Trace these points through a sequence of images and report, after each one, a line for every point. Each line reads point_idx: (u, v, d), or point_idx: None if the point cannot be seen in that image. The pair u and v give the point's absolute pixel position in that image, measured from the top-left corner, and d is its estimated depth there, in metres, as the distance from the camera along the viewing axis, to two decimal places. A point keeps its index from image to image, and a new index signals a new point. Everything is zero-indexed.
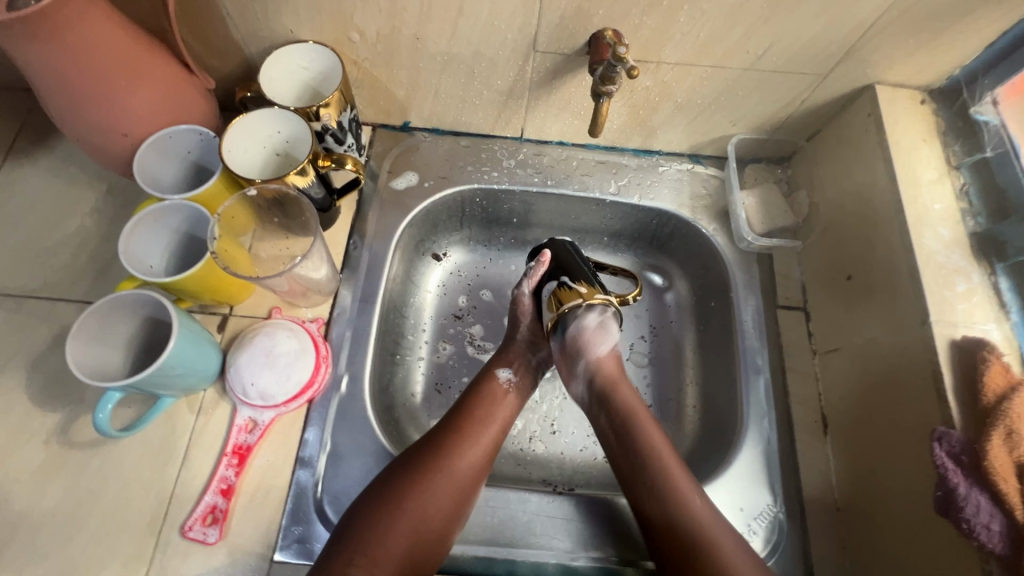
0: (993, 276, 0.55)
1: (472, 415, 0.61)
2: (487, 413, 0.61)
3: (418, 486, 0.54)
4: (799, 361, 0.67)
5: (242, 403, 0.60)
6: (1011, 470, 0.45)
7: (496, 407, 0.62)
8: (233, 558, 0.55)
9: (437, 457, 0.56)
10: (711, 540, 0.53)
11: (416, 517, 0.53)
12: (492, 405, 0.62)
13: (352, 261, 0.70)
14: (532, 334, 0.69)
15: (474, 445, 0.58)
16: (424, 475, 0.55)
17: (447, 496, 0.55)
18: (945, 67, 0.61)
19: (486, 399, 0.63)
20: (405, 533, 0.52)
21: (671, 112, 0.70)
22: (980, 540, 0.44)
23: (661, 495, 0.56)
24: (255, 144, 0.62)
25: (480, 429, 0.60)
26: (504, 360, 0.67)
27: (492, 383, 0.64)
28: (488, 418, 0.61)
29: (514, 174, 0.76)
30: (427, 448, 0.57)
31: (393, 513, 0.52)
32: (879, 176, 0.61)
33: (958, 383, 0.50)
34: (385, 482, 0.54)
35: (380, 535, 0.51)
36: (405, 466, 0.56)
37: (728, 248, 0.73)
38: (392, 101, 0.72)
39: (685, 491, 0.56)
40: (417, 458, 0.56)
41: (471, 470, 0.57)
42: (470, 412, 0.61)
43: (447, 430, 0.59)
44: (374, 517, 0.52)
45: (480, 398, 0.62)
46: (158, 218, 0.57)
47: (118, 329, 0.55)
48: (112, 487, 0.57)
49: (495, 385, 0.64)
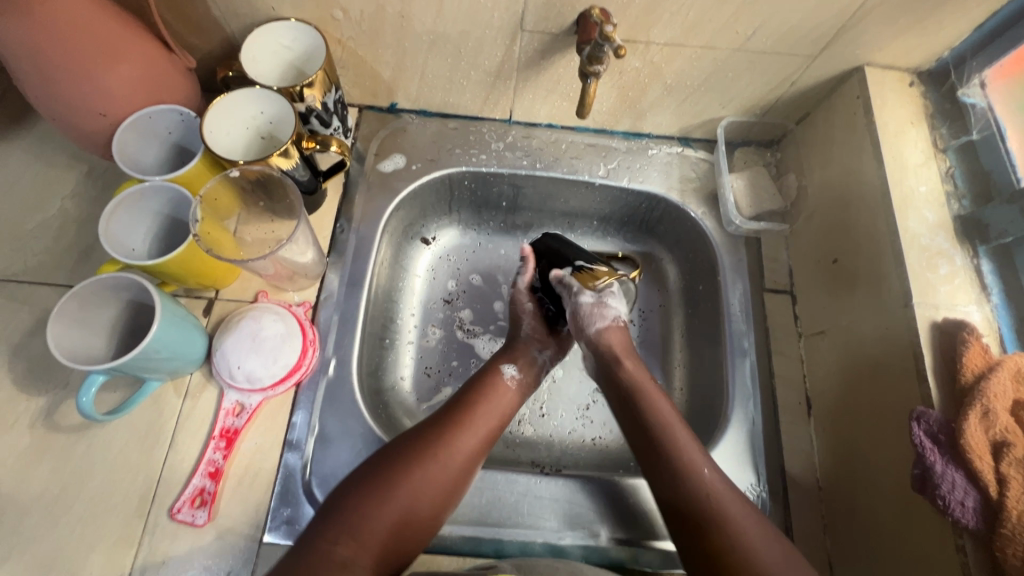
0: (975, 259, 0.56)
1: (472, 406, 0.59)
2: (488, 406, 0.59)
3: (412, 472, 0.52)
4: (785, 343, 0.68)
5: (229, 387, 0.60)
6: (986, 448, 0.46)
7: (497, 399, 0.60)
8: (223, 539, 0.55)
9: (435, 446, 0.54)
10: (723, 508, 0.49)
11: (407, 503, 0.51)
12: (493, 398, 0.60)
13: (339, 244, 0.70)
14: (535, 332, 0.67)
15: (473, 437, 0.56)
16: (418, 461, 0.53)
17: (441, 485, 0.53)
18: (934, 49, 0.61)
19: (489, 392, 0.61)
20: (393, 517, 0.50)
21: (661, 94, 0.69)
22: (954, 516, 0.45)
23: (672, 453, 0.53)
24: (238, 126, 0.61)
25: (480, 420, 0.58)
26: (508, 357, 0.65)
27: (496, 377, 0.62)
28: (489, 411, 0.59)
29: (502, 157, 0.76)
30: (424, 435, 0.55)
31: (382, 496, 0.50)
32: (866, 158, 0.61)
33: (938, 363, 0.51)
34: (377, 466, 0.52)
35: (366, 516, 0.49)
36: (398, 450, 0.54)
37: (717, 231, 0.73)
38: (378, 81, 0.71)
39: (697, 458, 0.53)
40: (411, 444, 0.54)
41: (466, 461, 0.55)
42: (469, 402, 0.59)
43: (446, 419, 0.57)
44: (363, 498, 0.50)
45: (482, 389, 0.61)
46: (139, 200, 0.56)
47: (101, 312, 0.54)
48: (99, 471, 0.57)
49: (498, 379, 0.62)
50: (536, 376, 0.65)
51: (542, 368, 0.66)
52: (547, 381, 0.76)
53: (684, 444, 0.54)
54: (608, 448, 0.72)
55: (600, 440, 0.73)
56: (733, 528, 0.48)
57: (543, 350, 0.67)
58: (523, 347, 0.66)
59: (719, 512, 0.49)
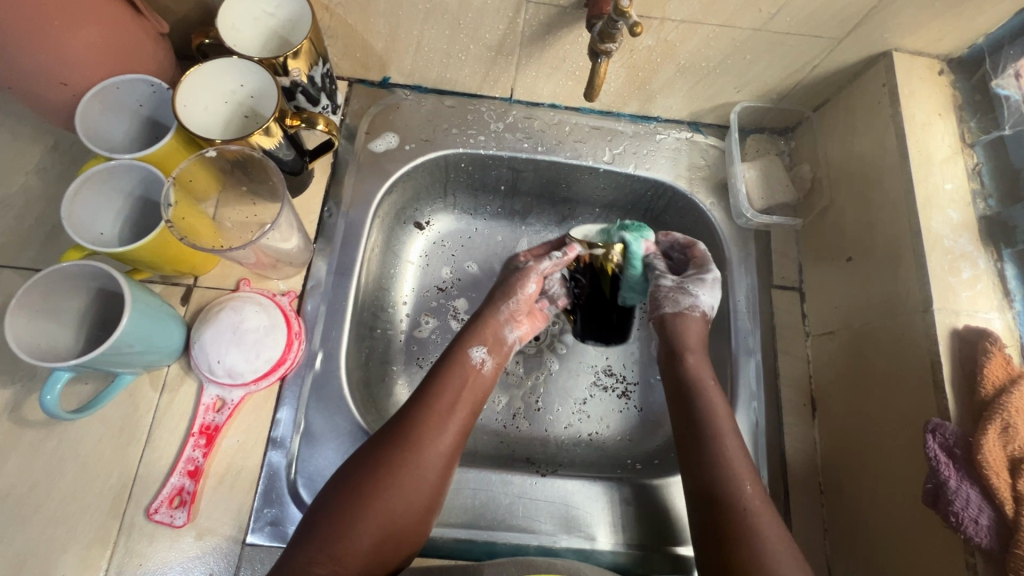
0: (999, 262, 0.53)
1: (441, 398, 0.54)
2: (457, 396, 0.55)
3: (382, 482, 0.49)
4: (792, 343, 0.65)
5: (209, 381, 0.56)
6: (1005, 464, 0.44)
7: (468, 389, 0.56)
8: (203, 541, 0.53)
9: (402, 448, 0.51)
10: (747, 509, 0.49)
11: (383, 514, 0.48)
12: (463, 388, 0.56)
13: (327, 229, 0.66)
14: (516, 310, 0.63)
15: (442, 430, 0.53)
16: (389, 466, 0.50)
17: (415, 490, 0.50)
18: (969, 34, 0.57)
19: (459, 381, 0.56)
20: (371, 532, 0.47)
21: (673, 75, 0.65)
22: (968, 533, 0.44)
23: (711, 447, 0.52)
24: (216, 99, 0.56)
25: (448, 413, 0.54)
26: (477, 337, 0.60)
27: (464, 363, 0.58)
28: (458, 401, 0.55)
29: (502, 139, 0.71)
30: (390, 437, 0.52)
31: (357, 511, 0.47)
32: (889, 152, 0.58)
33: (957, 374, 0.48)
34: (346, 481, 0.49)
35: (344, 533, 0.46)
36: (369, 458, 0.50)
37: (725, 223, 0.70)
38: (369, 53, 0.65)
39: (736, 459, 0.52)
40: (379, 451, 0.51)
41: (439, 460, 0.52)
42: (437, 392, 0.55)
43: (414, 417, 0.53)
44: (338, 515, 0.47)
45: (449, 374, 0.56)
46: (106, 180, 0.51)
47: (67, 302, 0.50)
48: (70, 468, 0.54)
49: (466, 364, 0.58)
50: (505, 355, 0.61)
51: (512, 347, 0.62)
52: (542, 374, 0.73)
53: (727, 442, 0.53)
54: (604, 444, 0.70)
55: (597, 436, 0.70)
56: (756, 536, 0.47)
57: (514, 327, 0.63)
58: (498, 325, 0.61)
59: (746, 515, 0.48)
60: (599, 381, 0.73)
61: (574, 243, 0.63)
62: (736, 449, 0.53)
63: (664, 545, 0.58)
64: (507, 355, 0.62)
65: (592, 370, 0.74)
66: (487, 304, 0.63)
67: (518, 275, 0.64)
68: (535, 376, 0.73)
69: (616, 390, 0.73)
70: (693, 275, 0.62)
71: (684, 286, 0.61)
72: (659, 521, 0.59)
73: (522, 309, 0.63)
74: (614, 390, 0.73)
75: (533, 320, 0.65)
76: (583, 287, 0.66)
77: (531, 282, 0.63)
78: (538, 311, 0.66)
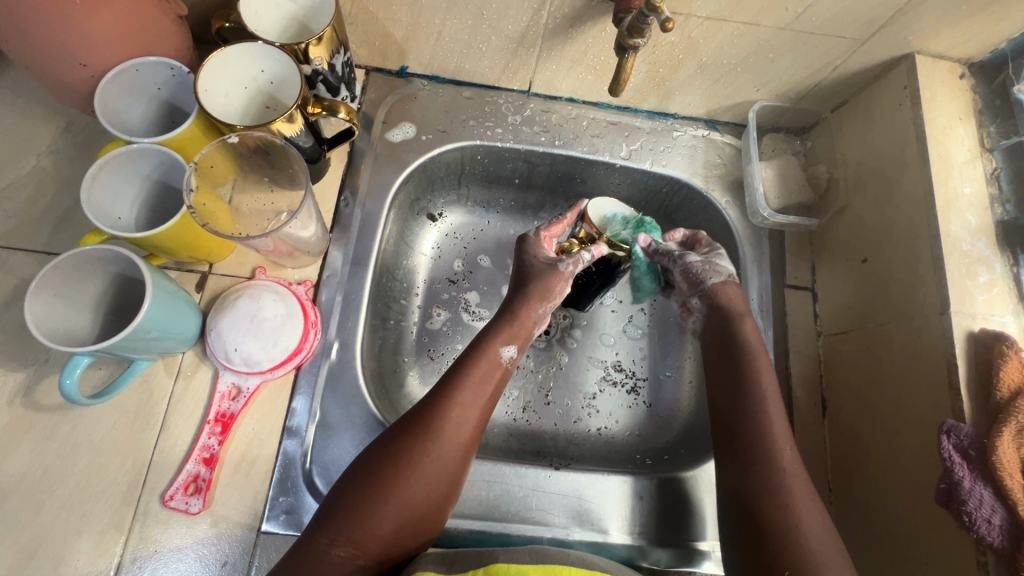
0: (1015, 267, 0.53)
1: (461, 390, 0.54)
2: (479, 389, 0.55)
3: (403, 470, 0.49)
4: (804, 343, 0.66)
5: (225, 369, 0.56)
6: (1017, 465, 0.45)
7: (489, 382, 0.56)
8: (218, 528, 0.53)
9: (422, 439, 0.50)
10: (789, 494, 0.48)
11: (402, 502, 0.48)
12: (487, 381, 0.56)
13: (343, 219, 0.65)
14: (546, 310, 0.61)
15: (462, 422, 0.53)
16: (409, 456, 0.50)
17: (434, 480, 0.50)
18: (991, 39, 0.57)
19: (484, 374, 0.56)
20: (390, 518, 0.47)
21: (693, 72, 0.65)
22: (980, 533, 0.44)
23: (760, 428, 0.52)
24: (236, 85, 0.56)
25: (467, 406, 0.53)
26: (508, 334, 0.58)
27: (491, 356, 0.57)
28: (481, 393, 0.55)
29: (519, 132, 0.71)
30: (412, 426, 0.51)
31: (377, 498, 0.47)
32: (909, 154, 0.58)
33: (972, 376, 0.49)
34: (367, 469, 0.49)
35: (364, 518, 0.47)
36: (391, 447, 0.50)
37: (740, 222, 0.70)
38: (389, 42, 0.65)
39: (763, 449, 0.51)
40: (398, 440, 0.51)
41: (458, 452, 0.52)
42: (459, 384, 0.54)
43: (434, 409, 0.52)
44: (357, 500, 0.47)
45: (473, 367, 0.56)
46: (125, 163, 0.51)
47: (84, 286, 0.50)
48: (84, 453, 0.53)
49: (494, 359, 0.57)
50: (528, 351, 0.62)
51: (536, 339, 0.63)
52: (553, 368, 0.73)
53: (753, 432, 0.52)
54: (614, 438, 0.70)
55: (606, 431, 0.71)
56: (789, 517, 0.47)
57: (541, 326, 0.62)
58: (529, 322, 0.60)
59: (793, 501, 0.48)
60: (609, 376, 0.74)
61: (599, 244, 0.61)
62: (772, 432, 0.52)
63: (672, 539, 0.58)
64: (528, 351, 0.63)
65: (602, 365, 0.74)
66: (519, 297, 0.60)
67: (553, 279, 0.60)
68: (546, 369, 0.73)
69: (625, 385, 0.73)
70: (708, 250, 0.63)
71: (712, 260, 0.62)
72: (674, 515, 0.59)
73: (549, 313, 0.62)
74: (624, 385, 0.73)
75: None
76: (588, 275, 0.65)
77: (566, 285, 0.61)
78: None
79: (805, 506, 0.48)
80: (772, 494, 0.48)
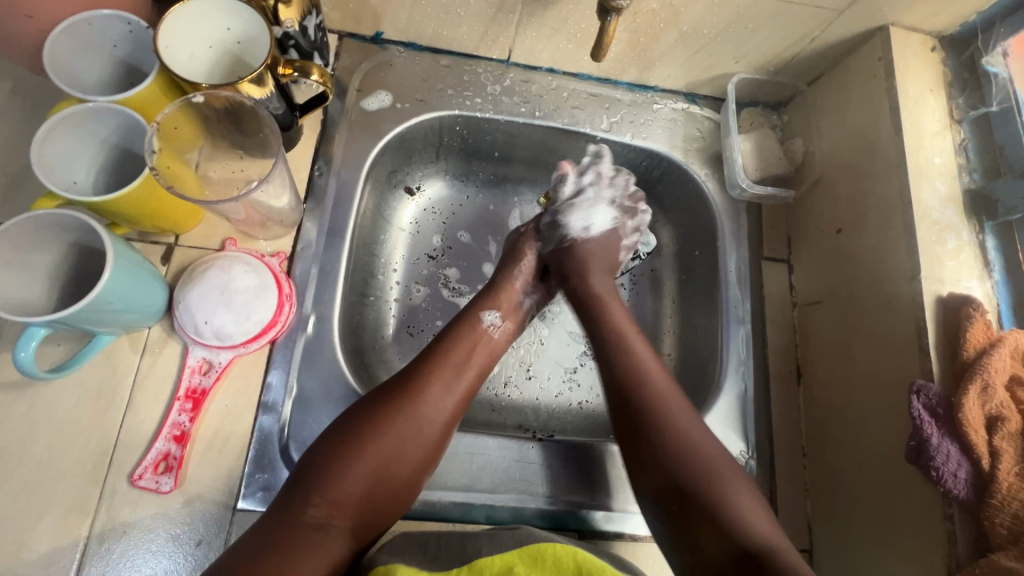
0: (981, 235, 0.55)
1: (446, 359, 0.55)
2: (465, 357, 0.56)
3: (380, 430, 0.49)
4: (780, 313, 0.67)
5: (194, 343, 0.53)
6: (981, 421, 0.47)
7: (475, 350, 0.57)
8: (192, 508, 0.51)
9: (402, 402, 0.51)
10: (721, 490, 0.48)
11: (377, 462, 0.49)
12: (472, 349, 0.57)
13: (318, 189, 0.63)
14: (528, 277, 0.65)
15: (445, 390, 0.54)
16: (387, 418, 0.50)
17: (411, 443, 0.50)
18: (962, 11, 0.58)
19: (468, 341, 0.57)
20: (365, 476, 0.48)
21: (674, 43, 0.64)
22: (946, 486, 0.46)
23: (680, 452, 0.51)
24: (199, 44, 0.52)
25: (455, 373, 0.55)
26: (491, 302, 0.61)
27: (476, 326, 0.59)
28: (465, 363, 0.56)
29: (499, 102, 0.70)
30: (395, 389, 0.52)
31: (352, 456, 0.48)
32: (883, 124, 0.59)
33: (940, 338, 0.51)
34: (345, 428, 0.50)
35: (338, 477, 0.47)
36: (369, 409, 0.51)
37: (719, 195, 0.71)
38: (363, 5, 0.62)
39: (690, 445, 0.51)
40: (378, 403, 0.51)
41: (440, 418, 0.52)
42: (444, 352, 0.56)
43: (415, 374, 0.54)
44: (333, 460, 0.48)
45: (457, 338, 0.57)
46: (81, 123, 0.47)
47: (38, 254, 0.47)
48: (44, 433, 0.51)
49: (477, 327, 0.59)
50: (518, 321, 0.63)
51: (527, 313, 0.65)
52: (534, 343, 0.73)
53: (675, 414, 0.53)
54: (594, 412, 0.71)
55: (587, 404, 0.71)
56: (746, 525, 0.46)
57: (531, 293, 0.65)
58: (511, 294, 0.63)
59: (734, 504, 0.48)
60: (590, 350, 0.74)
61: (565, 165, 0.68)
62: (691, 424, 0.52)
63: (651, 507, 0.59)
64: (522, 321, 0.64)
65: (583, 340, 0.74)
66: (501, 273, 0.64)
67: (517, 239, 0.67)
68: (527, 345, 0.73)
69: None
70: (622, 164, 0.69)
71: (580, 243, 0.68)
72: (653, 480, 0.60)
73: (531, 274, 0.65)
74: None
75: (544, 286, 0.67)
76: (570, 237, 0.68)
77: (536, 242, 0.66)
78: (547, 275, 0.68)
79: (745, 504, 0.48)
80: (719, 502, 0.48)
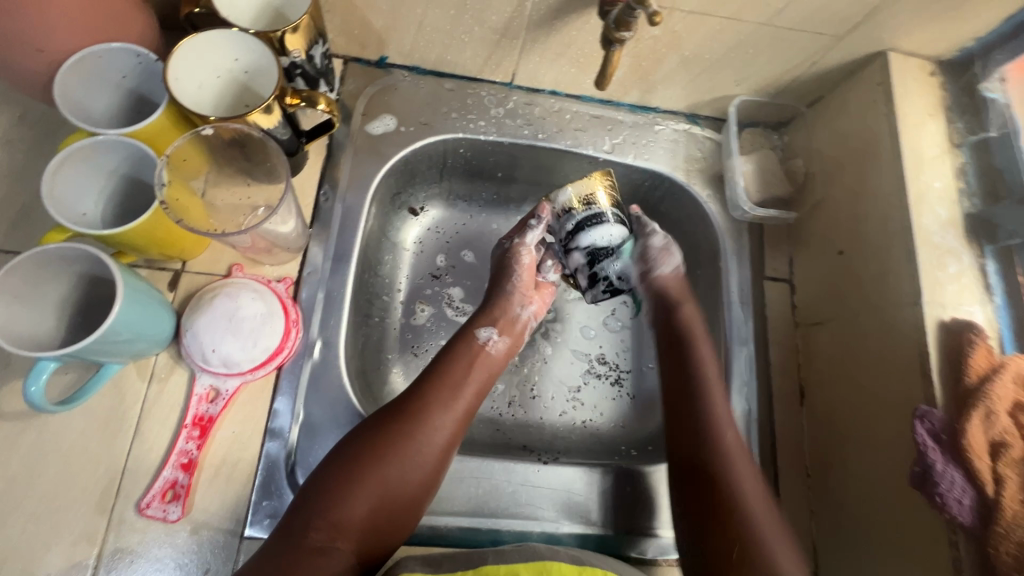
0: (982, 259, 0.56)
1: (443, 378, 0.56)
2: (462, 374, 0.57)
3: (382, 453, 0.50)
4: (783, 333, 0.68)
5: (202, 371, 0.54)
6: (984, 448, 0.47)
7: (472, 368, 0.58)
8: (199, 536, 0.51)
9: (402, 425, 0.52)
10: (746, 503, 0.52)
11: (378, 485, 0.49)
12: (469, 367, 0.58)
13: (323, 214, 0.63)
14: (524, 287, 0.65)
15: (442, 408, 0.54)
16: (388, 441, 0.51)
17: (411, 464, 0.51)
18: (960, 37, 0.59)
19: (465, 359, 0.58)
20: (367, 500, 0.48)
21: (676, 67, 0.65)
22: (950, 512, 0.47)
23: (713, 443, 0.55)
24: (207, 74, 0.53)
25: (453, 392, 0.55)
26: (487, 319, 0.62)
27: (471, 344, 0.60)
28: (462, 382, 0.56)
29: (502, 125, 0.70)
30: (397, 412, 0.53)
31: (355, 479, 0.48)
32: (883, 148, 0.60)
33: (943, 362, 0.51)
34: (347, 451, 0.50)
35: (340, 500, 0.47)
36: (371, 431, 0.51)
37: (721, 216, 0.71)
38: (367, 31, 0.63)
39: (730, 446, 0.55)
40: (380, 426, 0.52)
41: (439, 440, 0.52)
42: (441, 372, 0.56)
43: (415, 397, 0.54)
44: (335, 484, 0.48)
45: (454, 358, 0.58)
46: (90, 156, 0.48)
47: (47, 286, 0.47)
48: (52, 461, 0.51)
49: (473, 344, 0.60)
50: (516, 335, 0.63)
51: (525, 325, 0.65)
52: (538, 362, 0.73)
53: (716, 404, 0.58)
54: (598, 431, 0.71)
55: (591, 424, 0.71)
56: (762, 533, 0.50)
57: (528, 305, 0.65)
58: (507, 312, 0.63)
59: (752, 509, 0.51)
60: (593, 369, 0.74)
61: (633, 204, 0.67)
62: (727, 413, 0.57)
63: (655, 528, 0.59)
64: (520, 335, 0.64)
65: (586, 358, 0.74)
66: (495, 292, 0.65)
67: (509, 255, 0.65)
68: (531, 365, 0.73)
69: (610, 378, 0.74)
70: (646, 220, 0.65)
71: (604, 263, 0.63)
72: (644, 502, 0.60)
73: (529, 283, 0.65)
74: (608, 377, 0.74)
75: (542, 294, 0.67)
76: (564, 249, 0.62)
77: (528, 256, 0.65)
78: (543, 284, 0.67)
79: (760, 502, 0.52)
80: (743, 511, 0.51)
